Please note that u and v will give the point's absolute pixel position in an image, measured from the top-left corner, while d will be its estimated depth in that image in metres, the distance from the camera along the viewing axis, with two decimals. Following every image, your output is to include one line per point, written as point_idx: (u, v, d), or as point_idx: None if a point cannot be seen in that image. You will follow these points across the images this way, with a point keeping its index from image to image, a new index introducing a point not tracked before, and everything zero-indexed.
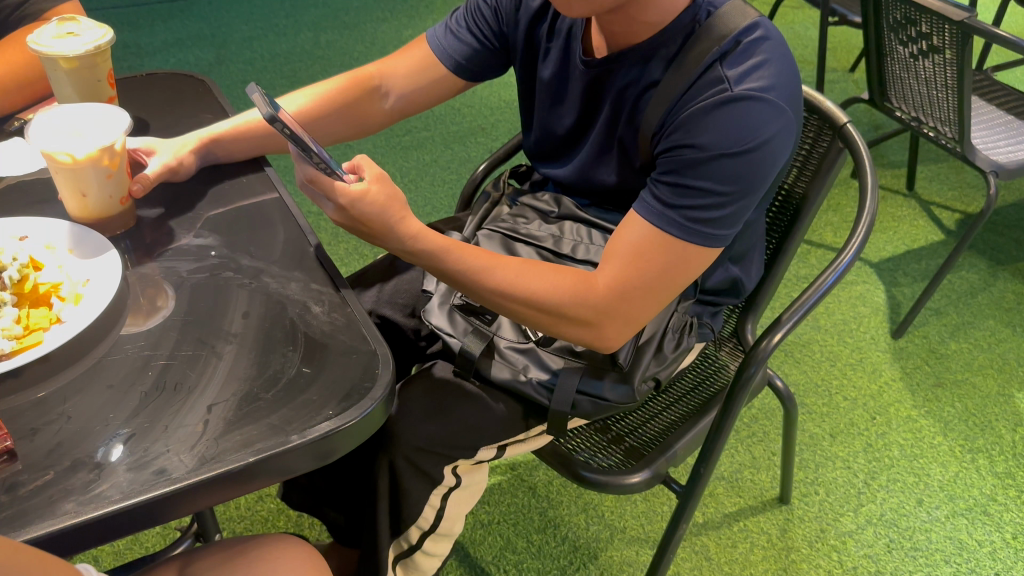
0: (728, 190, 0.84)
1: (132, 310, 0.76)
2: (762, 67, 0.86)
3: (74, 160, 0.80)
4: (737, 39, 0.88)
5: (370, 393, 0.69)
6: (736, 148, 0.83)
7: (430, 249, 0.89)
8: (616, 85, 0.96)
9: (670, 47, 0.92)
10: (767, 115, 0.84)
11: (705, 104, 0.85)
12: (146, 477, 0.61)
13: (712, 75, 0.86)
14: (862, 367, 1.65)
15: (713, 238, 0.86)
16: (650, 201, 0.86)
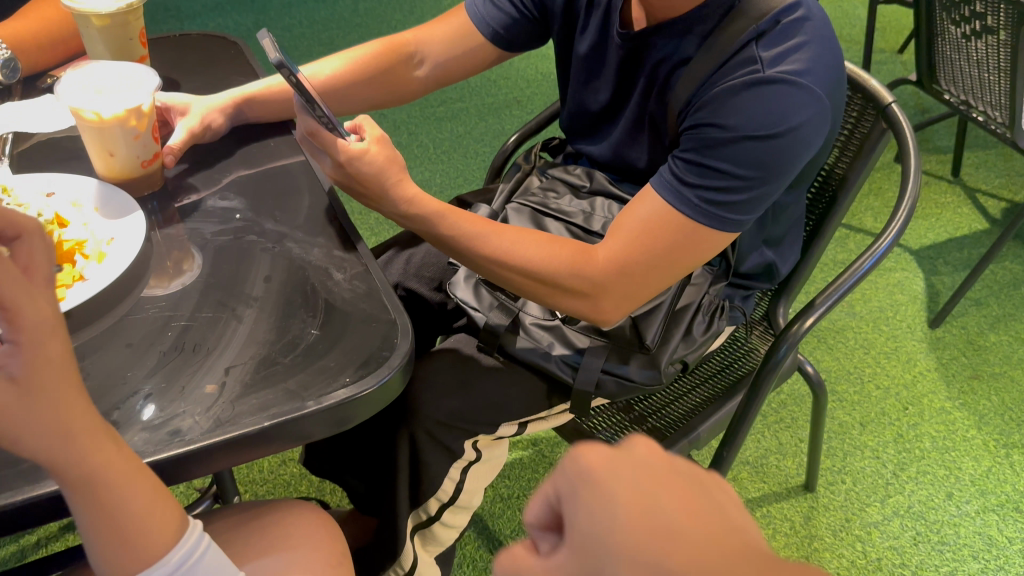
0: (749, 175, 0.82)
1: (156, 271, 0.76)
2: (798, 51, 0.83)
3: (100, 118, 0.78)
4: (776, 20, 0.85)
5: (387, 361, 0.68)
6: (761, 131, 0.80)
7: (427, 215, 0.88)
8: (650, 61, 0.94)
9: (706, 23, 0.89)
10: (798, 102, 0.81)
11: (734, 84, 0.83)
12: (161, 437, 0.61)
13: (745, 55, 0.84)
14: (896, 356, 1.61)
15: (729, 223, 0.84)
16: (667, 178, 0.84)
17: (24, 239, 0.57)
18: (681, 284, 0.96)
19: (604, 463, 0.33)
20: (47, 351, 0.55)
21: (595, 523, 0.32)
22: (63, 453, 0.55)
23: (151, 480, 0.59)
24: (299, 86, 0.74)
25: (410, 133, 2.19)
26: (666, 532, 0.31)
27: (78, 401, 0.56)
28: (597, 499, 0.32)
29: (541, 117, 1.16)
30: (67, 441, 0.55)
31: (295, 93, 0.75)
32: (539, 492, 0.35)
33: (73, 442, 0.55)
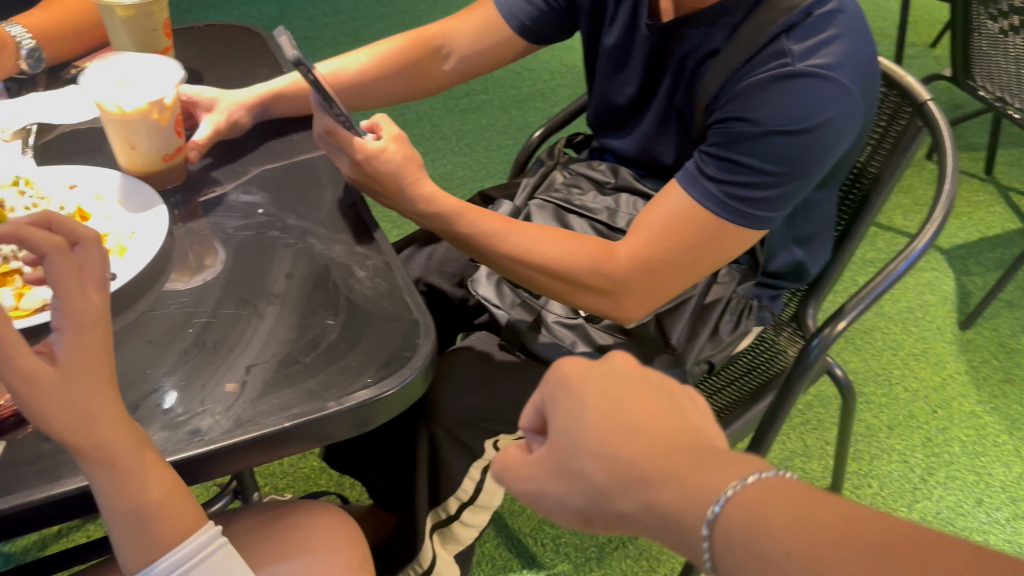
0: (777, 171, 0.79)
1: (178, 266, 0.75)
2: (831, 43, 0.80)
3: (122, 112, 0.77)
4: (808, 11, 0.82)
5: (409, 362, 0.67)
6: (790, 126, 0.78)
7: (443, 212, 0.87)
8: (678, 54, 0.91)
9: (735, 14, 0.85)
10: (829, 95, 0.78)
11: (764, 78, 0.80)
12: (181, 436, 0.60)
13: (775, 48, 0.81)
14: (925, 358, 1.58)
15: (756, 220, 0.82)
16: (693, 174, 0.82)
17: (81, 246, 0.62)
18: (708, 282, 0.94)
19: (577, 371, 0.51)
20: (89, 340, 0.59)
21: (571, 422, 0.48)
22: (87, 442, 0.57)
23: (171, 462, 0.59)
24: (318, 84, 0.73)
25: (433, 125, 2.18)
26: (628, 426, 0.47)
27: (111, 396, 0.59)
28: (572, 404, 0.49)
29: (566, 111, 1.14)
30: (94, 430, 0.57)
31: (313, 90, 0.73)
32: (531, 401, 0.53)
33: (98, 431, 0.57)
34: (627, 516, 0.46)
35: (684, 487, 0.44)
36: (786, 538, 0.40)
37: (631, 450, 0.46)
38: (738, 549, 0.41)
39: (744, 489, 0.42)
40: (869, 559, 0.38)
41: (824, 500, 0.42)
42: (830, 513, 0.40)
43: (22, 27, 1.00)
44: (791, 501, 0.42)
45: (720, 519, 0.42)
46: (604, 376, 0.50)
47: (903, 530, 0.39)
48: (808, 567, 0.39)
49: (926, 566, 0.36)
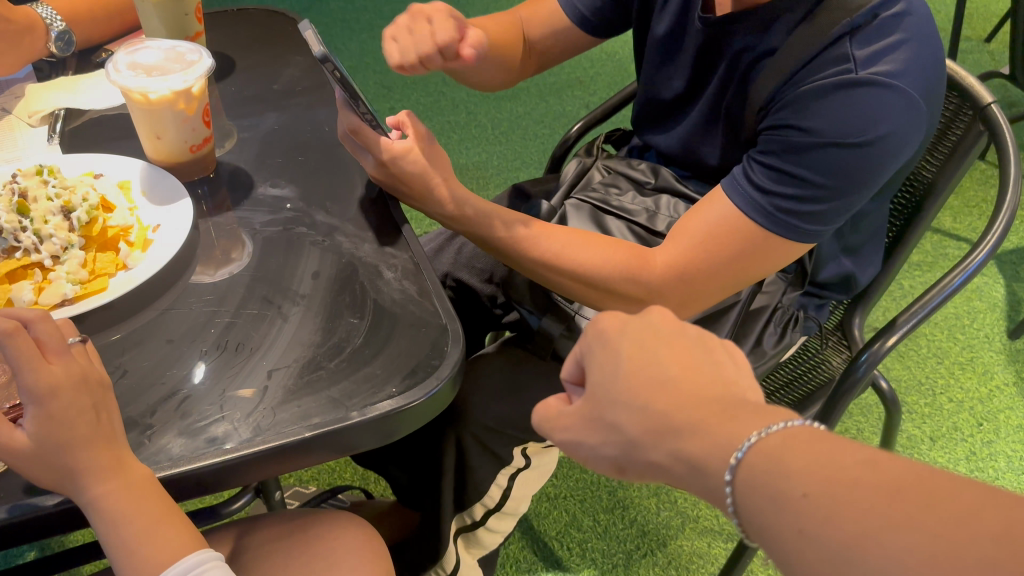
0: (830, 185, 0.75)
1: (203, 260, 0.73)
2: (897, 49, 0.75)
3: (148, 99, 0.75)
4: (874, 13, 0.76)
5: (436, 371, 0.64)
6: (848, 139, 0.73)
7: (473, 214, 0.84)
8: (731, 52, 0.86)
9: (795, 12, 0.80)
10: (891, 108, 0.73)
11: (823, 84, 0.75)
12: (199, 445, 0.58)
13: (837, 52, 0.76)
14: (972, 367, 1.52)
15: (805, 233, 0.78)
16: (741, 182, 0.78)
17: (33, 324, 0.56)
18: (751, 291, 0.89)
19: (614, 325, 0.54)
20: (66, 401, 0.55)
21: (608, 376, 0.52)
22: (72, 478, 0.55)
23: (164, 496, 0.56)
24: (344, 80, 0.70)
25: (469, 112, 2.14)
26: (661, 381, 0.50)
27: (98, 442, 0.55)
28: (610, 359, 0.53)
29: (605, 105, 1.11)
30: (74, 478, 0.55)
31: (339, 88, 0.71)
32: (572, 353, 0.57)
33: (85, 468, 0.55)
34: (659, 465, 0.50)
35: (710, 435, 0.47)
36: (805, 481, 0.42)
37: (662, 401, 0.49)
38: (761, 492, 0.44)
39: (768, 437, 0.45)
40: (881, 499, 0.40)
41: (845, 444, 0.44)
42: (849, 460, 0.42)
43: (52, 8, 0.98)
44: (814, 447, 0.44)
45: (743, 464, 0.45)
46: (643, 330, 0.53)
47: (918, 474, 0.40)
48: (823, 505, 0.41)
49: (939, 509, 0.38)
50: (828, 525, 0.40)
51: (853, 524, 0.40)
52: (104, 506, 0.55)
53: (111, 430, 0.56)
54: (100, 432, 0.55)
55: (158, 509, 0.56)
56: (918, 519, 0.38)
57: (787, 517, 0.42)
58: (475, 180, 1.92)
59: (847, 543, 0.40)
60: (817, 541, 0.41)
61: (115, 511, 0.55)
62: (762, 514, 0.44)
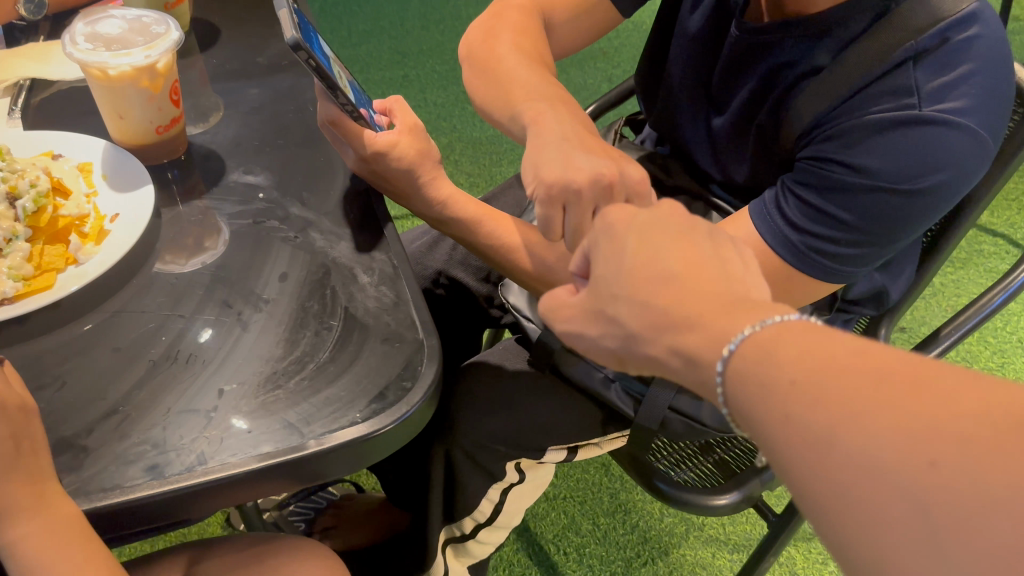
0: (872, 230, 0.67)
1: (165, 252, 0.67)
2: (969, 81, 0.66)
3: (108, 75, 0.68)
4: (944, 36, 0.66)
5: (406, 396, 0.57)
6: (901, 182, 0.65)
7: (462, 217, 0.79)
8: (770, 64, 0.76)
9: (856, 25, 0.70)
10: (951, 154, 0.64)
11: (878, 119, 0.67)
12: (134, 473, 0.52)
13: (899, 81, 0.67)
14: (1002, 374, 1.44)
15: (837, 275, 0.70)
16: (774, 217, 0.71)
17: None
18: None
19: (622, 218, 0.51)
20: None
21: (612, 270, 0.49)
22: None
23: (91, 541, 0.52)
24: (318, 70, 0.64)
25: None
26: (663, 274, 0.47)
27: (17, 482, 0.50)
28: (615, 253, 0.50)
29: (622, 88, 1.02)
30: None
31: (313, 77, 0.64)
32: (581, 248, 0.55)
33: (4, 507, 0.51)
34: (657, 358, 0.47)
35: (705, 328, 0.44)
36: (794, 368, 0.39)
37: (660, 292, 0.46)
38: (748, 382, 0.41)
39: (762, 330, 0.42)
40: (872, 387, 0.37)
41: (842, 335, 0.40)
42: (843, 349, 0.39)
43: None
44: (808, 339, 0.40)
45: (734, 356, 0.42)
46: (651, 226, 0.50)
47: (912, 363, 0.37)
48: (810, 393, 0.38)
49: (925, 393, 0.36)
50: (811, 411, 0.38)
51: (838, 412, 0.37)
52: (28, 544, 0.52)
53: (35, 460, 0.50)
54: (21, 462, 0.50)
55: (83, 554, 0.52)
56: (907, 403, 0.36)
57: (772, 401, 0.40)
58: (488, 155, 1.84)
59: (828, 428, 0.37)
60: (803, 426, 0.38)
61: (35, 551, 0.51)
62: (747, 405, 0.41)
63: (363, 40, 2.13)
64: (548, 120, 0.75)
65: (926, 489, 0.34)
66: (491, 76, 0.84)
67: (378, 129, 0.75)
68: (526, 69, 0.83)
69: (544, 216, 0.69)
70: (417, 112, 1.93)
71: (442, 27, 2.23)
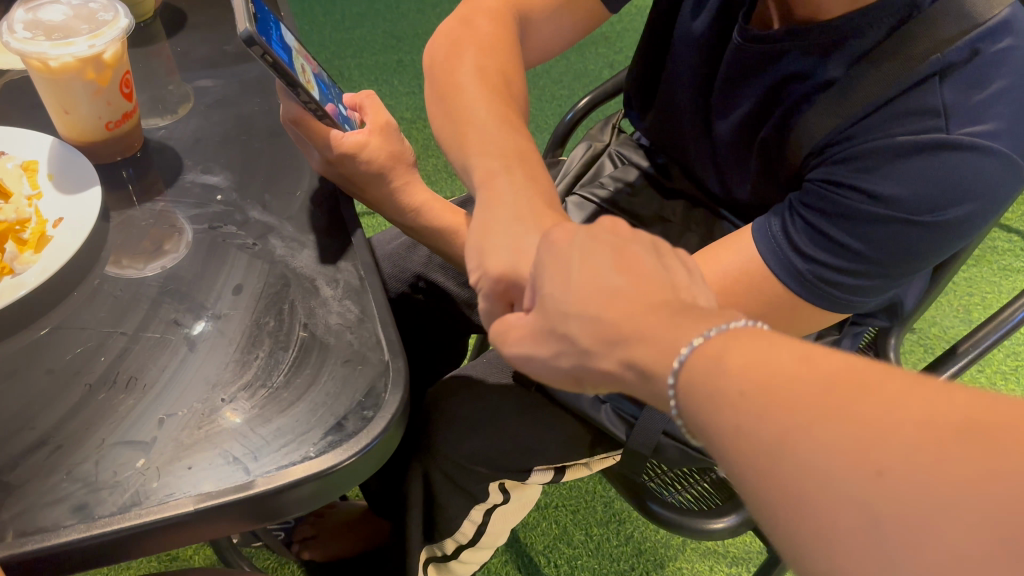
0: (885, 261, 0.60)
1: (113, 261, 0.62)
2: (1002, 100, 0.58)
3: (49, 67, 0.62)
4: (974, 47, 0.59)
5: (366, 427, 0.51)
6: (921, 212, 0.58)
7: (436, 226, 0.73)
8: (777, 75, 0.70)
9: (868, 37, 0.63)
10: (978, 183, 0.57)
11: (899, 141, 0.59)
12: (60, 515, 0.47)
13: (925, 99, 0.59)
14: (1016, 378, 1.38)
15: (846, 305, 0.63)
16: (778, 239, 0.63)
17: None
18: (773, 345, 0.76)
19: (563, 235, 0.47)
20: None
21: (556, 287, 0.45)
22: None
23: None
24: (275, 66, 0.58)
25: None
26: (610, 289, 0.43)
27: None
28: (557, 267, 0.45)
29: (618, 79, 0.95)
30: None
31: (270, 74, 0.59)
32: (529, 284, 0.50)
33: None
34: (611, 373, 0.43)
35: (655, 340, 0.40)
36: (741, 377, 0.36)
37: (610, 307, 0.42)
38: (697, 394, 0.37)
39: (711, 341, 0.38)
40: (817, 399, 0.34)
41: (792, 343, 0.37)
42: (789, 360, 0.36)
43: None
44: (760, 349, 0.37)
45: (685, 368, 0.38)
46: (591, 239, 0.46)
47: (861, 369, 0.34)
48: (761, 405, 0.35)
49: (873, 399, 0.33)
50: (756, 426, 0.35)
51: (789, 423, 0.34)
52: None
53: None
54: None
55: None
56: (855, 419, 0.32)
57: (718, 414, 0.36)
58: None
59: (780, 446, 0.34)
60: (752, 438, 0.35)
61: None
62: (698, 417, 0.38)
63: (357, 23, 2.06)
64: (500, 188, 0.66)
65: (873, 499, 0.31)
66: (447, 108, 0.76)
67: (347, 126, 0.70)
68: (492, 99, 0.75)
69: (488, 314, 0.59)
70: (411, 98, 1.87)
71: (439, 9, 2.16)
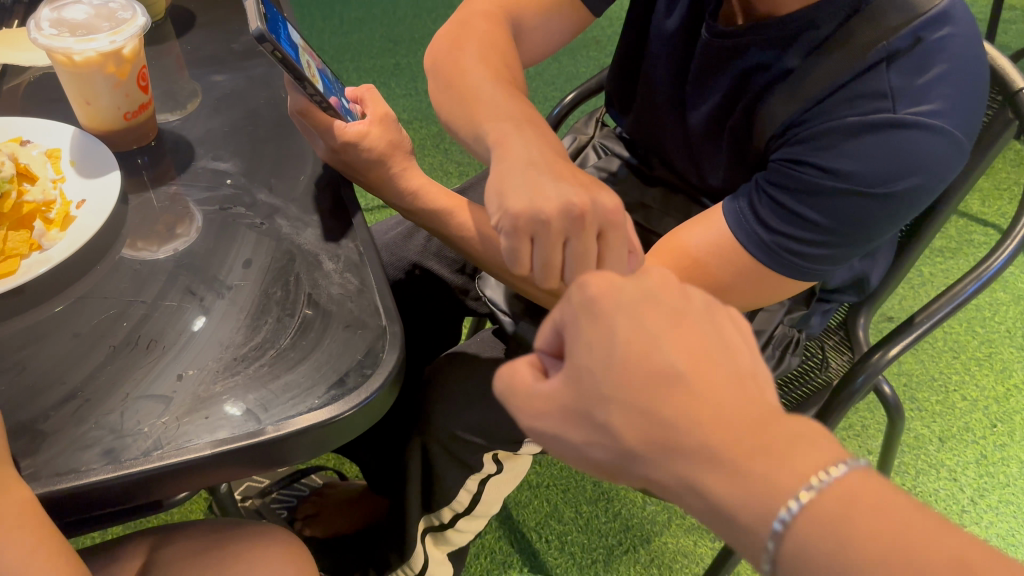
0: (843, 232, 0.66)
1: (134, 241, 0.67)
2: (943, 83, 0.64)
3: (73, 62, 0.68)
4: (918, 35, 0.65)
5: (365, 383, 0.57)
6: (874, 185, 0.64)
7: (432, 209, 0.79)
8: (741, 65, 0.75)
9: (821, 29, 0.69)
10: (926, 157, 0.63)
11: (852, 122, 0.65)
12: (90, 459, 0.52)
13: (874, 82, 0.65)
14: (989, 363, 1.44)
15: (809, 274, 0.69)
16: (745, 215, 0.69)
17: None
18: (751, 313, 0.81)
19: (602, 285, 0.43)
20: None
21: (597, 359, 0.41)
22: None
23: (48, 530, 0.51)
24: (284, 61, 0.64)
25: None
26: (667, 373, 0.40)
27: None
28: (599, 328, 0.41)
29: (601, 76, 1.01)
30: None
31: (279, 68, 0.64)
32: (548, 322, 0.45)
33: None
34: (660, 481, 0.41)
35: (742, 475, 0.38)
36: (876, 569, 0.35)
37: (673, 406, 0.39)
38: (811, 567, 0.36)
39: (823, 498, 0.36)
40: None
41: (917, 516, 0.36)
42: (930, 555, 0.35)
43: None
44: (884, 522, 0.36)
45: (789, 532, 0.37)
46: (639, 299, 0.42)
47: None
48: None
49: None
50: None
51: None
52: None
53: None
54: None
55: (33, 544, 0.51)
56: None
57: None
58: None
59: None
60: None
61: None
62: None
63: (355, 27, 2.13)
64: (512, 142, 0.72)
65: None
66: (454, 90, 0.83)
67: (348, 117, 0.75)
68: (492, 83, 0.81)
69: (510, 250, 0.67)
70: (408, 100, 1.93)
71: (435, 14, 2.22)
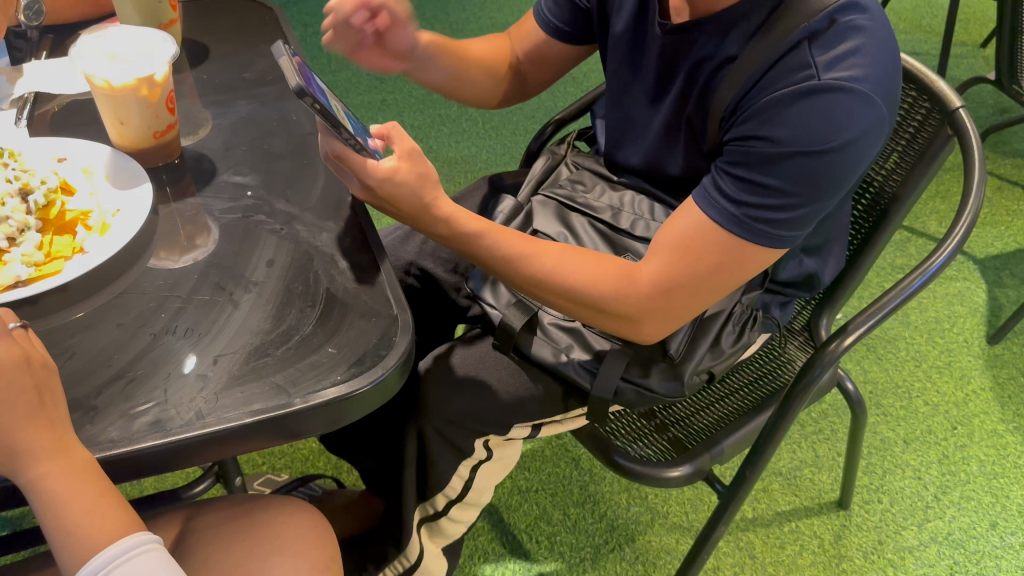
0: (800, 192, 0.75)
1: (166, 245, 0.74)
2: (859, 53, 0.75)
3: (111, 86, 0.76)
4: (832, 18, 0.76)
5: (382, 361, 0.64)
6: (817, 144, 0.73)
7: (460, 235, 0.84)
8: (693, 57, 0.85)
9: (752, 20, 0.80)
10: (854, 112, 0.73)
11: (786, 94, 0.75)
12: (139, 428, 0.58)
13: (799, 58, 0.76)
14: (949, 370, 1.53)
15: (779, 239, 0.77)
16: (711, 191, 0.78)
17: None
18: None
19: None
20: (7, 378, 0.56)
21: None
22: (22, 465, 0.57)
23: (103, 483, 0.58)
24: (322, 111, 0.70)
25: (460, 107, 2.13)
26: None
27: (42, 424, 0.56)
28: None
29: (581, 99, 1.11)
30: (20, 453, 0.57)
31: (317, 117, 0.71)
32: None
33: (29, 456, 0.57)
34: None
35: None
36: None
37: None
38: None
39: None
40: None
41: None
42: None
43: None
44: None
45: None
46: None
47: None
48: None
49: None
50: None
51: None
52: (46, 482, 0.57)
53: (54, 413, 0.56)
54: (41, 412, 0.56)
55: (95, 494, 0.57)
56: None
57: None
58: (462, 174, 1.93)
59: None
60: None
61: (54, 488, 0.56)
62: None
63: (342, 67, 2.22)
64: None
65: None
66: None
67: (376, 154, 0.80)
68: None
69: None
70: None
71: None
